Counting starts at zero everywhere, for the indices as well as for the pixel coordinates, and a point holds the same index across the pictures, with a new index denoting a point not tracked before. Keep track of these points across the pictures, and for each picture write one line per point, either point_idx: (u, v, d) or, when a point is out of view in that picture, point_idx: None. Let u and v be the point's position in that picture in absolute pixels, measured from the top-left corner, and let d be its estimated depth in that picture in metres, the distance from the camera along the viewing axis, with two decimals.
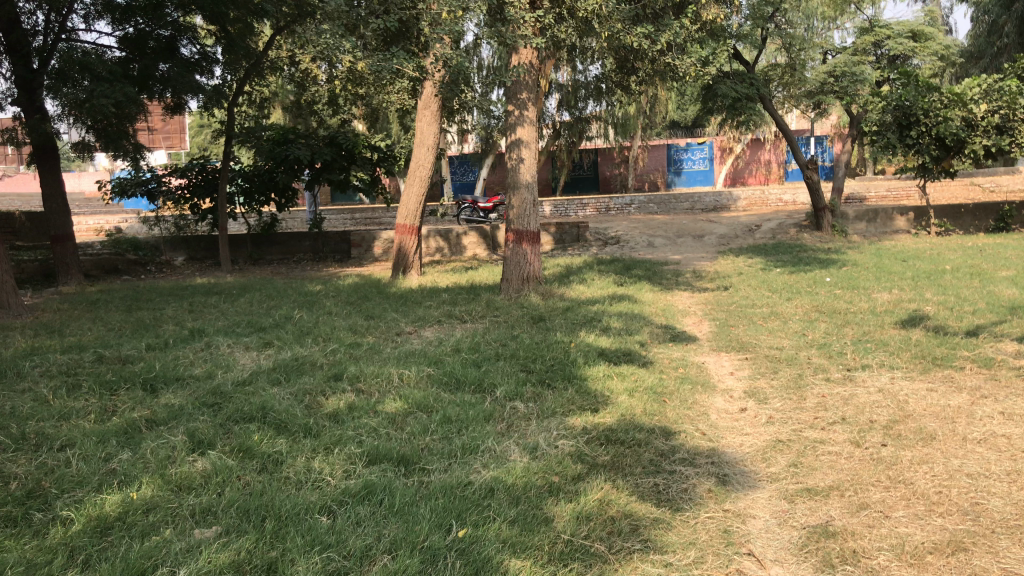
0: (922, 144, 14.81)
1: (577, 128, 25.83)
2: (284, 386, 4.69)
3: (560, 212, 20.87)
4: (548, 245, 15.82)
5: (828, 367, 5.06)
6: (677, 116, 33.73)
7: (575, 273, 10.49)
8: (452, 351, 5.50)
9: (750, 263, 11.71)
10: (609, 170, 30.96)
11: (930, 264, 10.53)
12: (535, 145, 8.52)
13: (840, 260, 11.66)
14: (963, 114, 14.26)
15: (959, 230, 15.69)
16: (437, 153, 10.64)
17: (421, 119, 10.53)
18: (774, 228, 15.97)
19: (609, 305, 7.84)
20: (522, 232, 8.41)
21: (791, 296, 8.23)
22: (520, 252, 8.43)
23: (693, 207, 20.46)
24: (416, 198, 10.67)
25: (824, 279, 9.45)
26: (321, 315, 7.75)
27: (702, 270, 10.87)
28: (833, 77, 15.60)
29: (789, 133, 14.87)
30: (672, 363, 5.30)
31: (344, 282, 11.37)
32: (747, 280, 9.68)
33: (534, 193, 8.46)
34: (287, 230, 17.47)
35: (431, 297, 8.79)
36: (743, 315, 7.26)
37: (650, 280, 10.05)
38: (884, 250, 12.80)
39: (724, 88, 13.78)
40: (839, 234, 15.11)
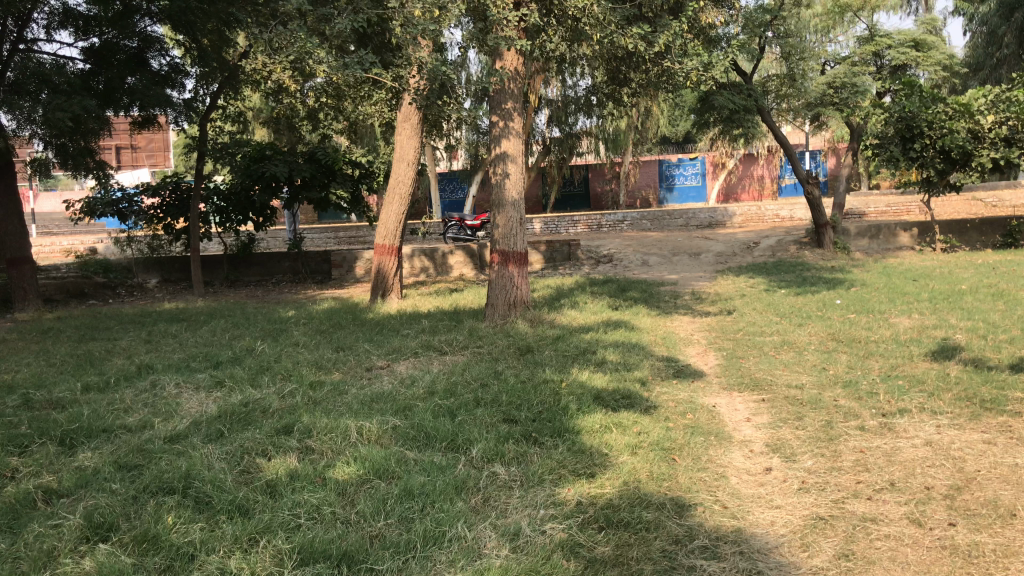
0: (926, 157, 14.16)
1: (568, 143, 25.22)
2: (225, 443, 3.97)
3: (551, 229, 20.18)
4: (538, 264, 15.12)
5: (859, 412, 4.37)
6: (668, 131, 33.19)
7: (566, 296, 9.80)
8: (426, 394, 4.80)
9: (751, 283, 11.05)
10: (601, 186, 30.34)
11: (944, 284, 9.88)
12: (522, 159, 7.83)
13: (846, 280, 11.01)
14: (969, 125, 13.63)
15: (965, 246, 15.07)
16: (418, 168, 9.95)
17: (400, 132, 9.84)
18: (773, 245, 15.32)
19: (605, 333, 7.15)
20: (508, 253, 7.71)
21: (802, 321, 7.55)
22: (506, 275, 7.71)
23: (687, 223, 19.81)
24: (395, 216, 9.96)
25: (834, 302, 8.79)
26: (287, 347, 7.03)
27: (701, 292, 10.18)
28: (833, 89, 15.09)
29: (789, 147, 14.24)
30: (679, 407, 4.60)
31: (319, 306, 10.63)
32: (751, 303, 9.01)
33: (521, 211, 7.76)
34: (266, 250, 16.73)
35: (410, 325, 8.08)
36: (752, 344, 6.57)
37: (646, 303, 9.36)
38: (892, 268, 12.17)
39: (721, 99, 13.14)
40: (841, 251, 14.46)
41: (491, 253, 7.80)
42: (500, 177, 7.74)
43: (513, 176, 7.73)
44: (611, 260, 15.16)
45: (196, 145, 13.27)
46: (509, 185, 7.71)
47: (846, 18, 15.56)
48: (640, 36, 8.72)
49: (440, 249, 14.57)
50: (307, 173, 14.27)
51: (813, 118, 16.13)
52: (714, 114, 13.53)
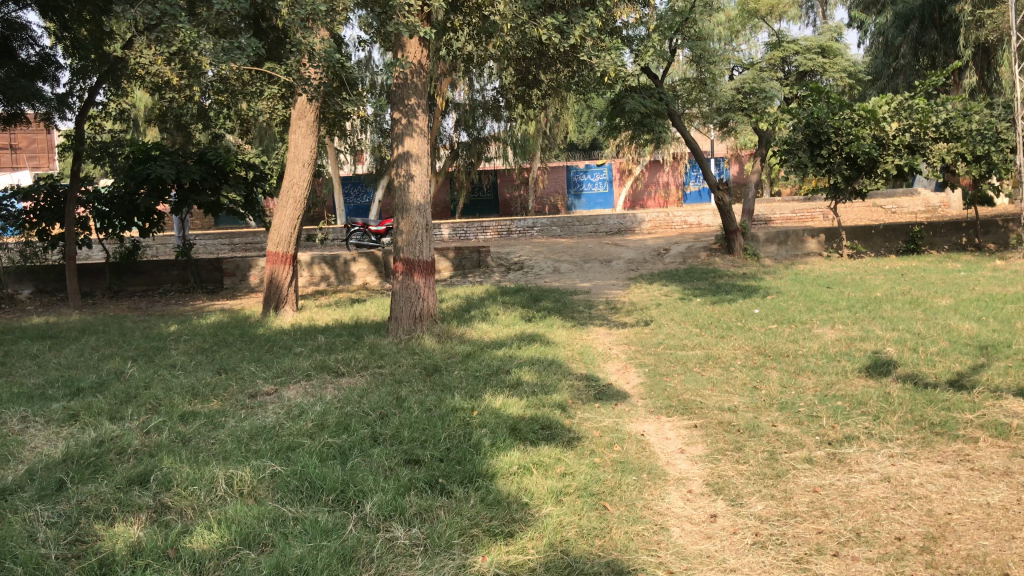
0: (833, 164, 14.14)
1: (476, 148, 24.68)
2: (59, 501, 3.22)
3: (459, 235, 19.58)
4: (446, 271, 14.51)
5: (803, 440, 3.94)
6: (576, 137, 33.04)
7: (476, 306, 9.23)
8: (315, 429, 4.13)
9: (666, 291, 10.73)
10: (509, 192, 29.92)
11: (858, 291, 9.73)
12: (427, 158, 7.22)
13: (760, 286, 10.81)
14: (874, 132, 13.77)
15: (870, 252, 15.21)
16: (315, 170, 9.23)
17: (295, 131, 9.10)
18: (684, 252, 15.14)
19: (519, 348, 6.60)
20: (413, 262, 7.08)
21: (723, 332, 7.18)
22: (411, 286, 7.07)
23: (597, 230, 19.53)
24: (289, 222, 9.19)
25: (753, 311, 8.48)
26: (162, 370, 6.22)
27: (616, 301, 9.77)
28: (741, 93, 15.21)
29: (700, 153, 14.03)
30: (604, 437, 4.08)
31: (206, 320, 9.73)
32: (668, 313, 8.62)
33: (427, 216, 7.15)
34: (153, 259, 15.53)
35: (305, 341, 7.36)
36: (675, 360, 6.13)
37: (560, 314, 8.87)
38: (803, 275, 12.09)
39: (632, 103, 12.80)
40: (751, 258, 14.37)
41: (393, 261, 7.15)
42: (403, 179, 7.10)
43: (418, 177, 7.11)
44: (522, 267, 14.67)
45: (71, 144, 12.08)
46: (413, 186, 7.08)
47: (746, 30, 15.95)
48: (554, 26, 8.20)
49: (342, 255, 13.80)
50: (197, 175, 13.27)
51: (721, 125, 16.05)
52: (626, 118, 13.18)
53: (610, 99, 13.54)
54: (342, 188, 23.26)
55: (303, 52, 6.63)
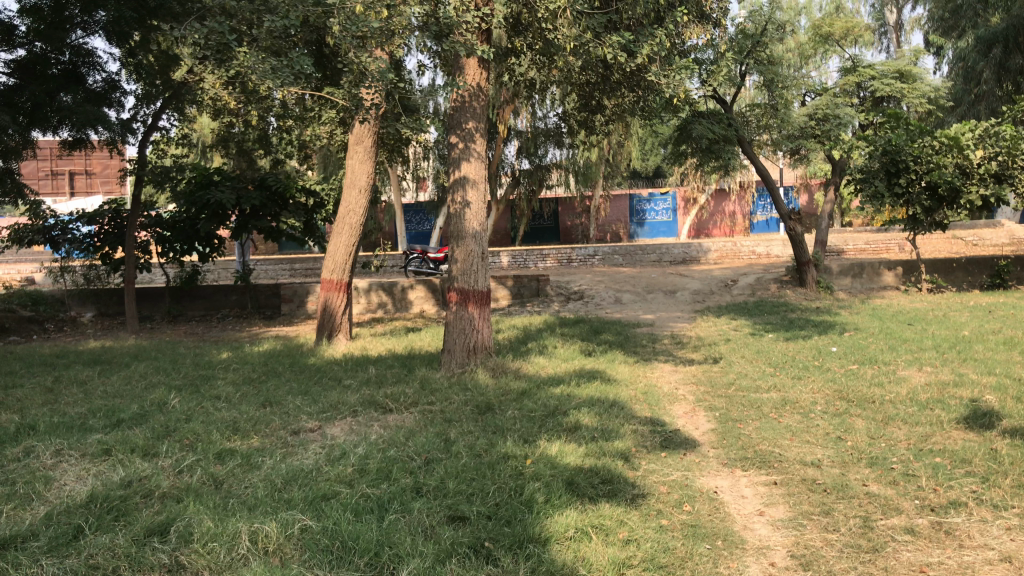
0: (912, 193, 13.54)
1: (537, 175, 24.40)
2: (68, 553, 2.92)
3: (519, 263, 19.27)
4: (505, 300, 14.19)
5: (900, 504, 3.45)
6: (639, 165, 32.57)
7: (535, 338, 8.87)
8: (354, 475, 3.80)
9: (734, 325, 10.22)
10: (571, 220, 29.58)
11: (945, 330, 9.07)
12: (485, 183, 6.91)
13: (835, 322, 10.20)
14: (957, 161, 13.09)
15: (952, 287, 14.41)
16: (371, 196, 9.01)
17: (353, 156, 8.90)
18: (752, 283, 14.55)
19: (578, 386, 6.20)
20: (468, 292, 6.75)
21: (800, 372, 6.68)
22: (466, 316, 6.76)
23: (661, 258, 19.01)
24: (345, 248, 8.98)
25: (830, 349, 7.93)
26: (206, 401, 5.99)
27: (681, 335, 9.29)
28: (815, 120, 14.34)
29: (772, 182, 13.46)
30: (672, 494, 3.65)
31: (260, 347, 9.55)
32: (738, 349, 8.12)
33: (484, 244, 6.83)
34: (213, 283, 15.58)
35: (356, 372, 7.09)
36: (747, 403, 5.66)
37: (622, 348, 8.45)
38: (881, 310, 11.44)
39: (700, 129, 12.35)
40: (824, 291, 13.71)
41: (447, 290, 6.84)
42: (459, 206, 6.79)
43: (476, 204, 6.80)
44: (582, 297, 14.28)
45: (132, 168, 12.31)
46: (470, 212, 6.78)
47: (817, 56, 15.46)
48: (620, 45, 7.86)
49: (400, 283, 13.62)
50: (257, 201, 13.33)
51: (792, 152, 15.42)
52: (692, 144, 12.73)
53: (676, 125, 13.11)
54: (403, 215, 23.22)
55: (356, 71, 6.40)
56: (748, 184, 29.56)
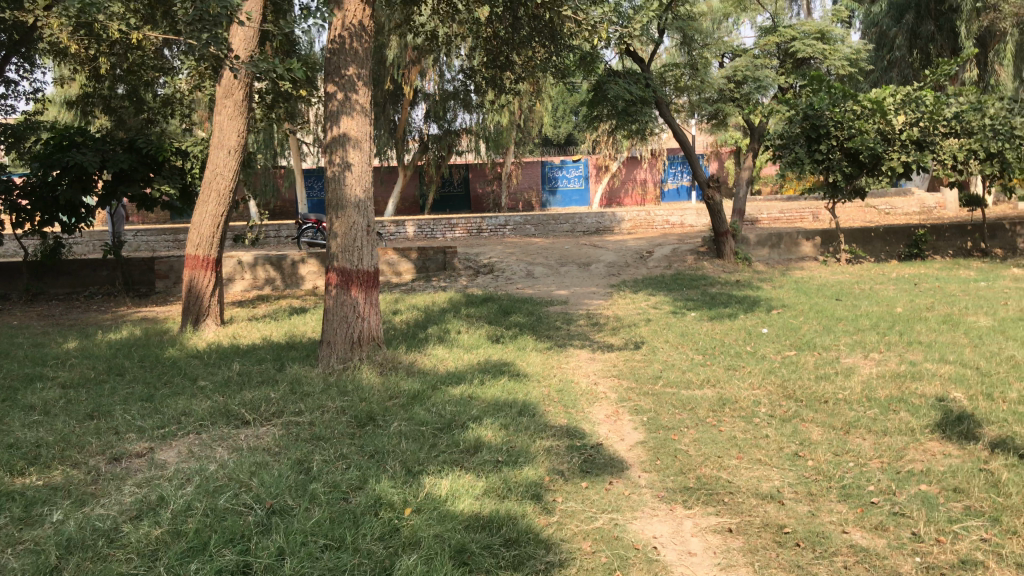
0: (832, 161, 13.00)
1: (446, 141, 23.43)
2: None
3: (425, 233, 18.09)
4: (408, 274, 13.13)
5: (897, 565, 2.62)
6: (551, 132, 31.77)
7: (435, 321, 7.85)
8: (161, 542, 2.74)
9: (654, 301, 9.45)
10: (482, 187, 28.45)
11: (877, 306, 8.45)
12: (370, 142, 5.80)
13: (759, 297, 9.54)
14: (879, 126, 12.55)
15: (870, 257, 14.04)
16: (243, 158, 7.78)
17: (221, 112, 7.64)
18: (668, 254, 13.84)
19: (481, 385, 5.21)
20: (351, 273, 5.67)
21: (734, 361, 5.87)
22: (347, 302, 5.68)
23: (574, 228, 18.13)
24: (212, 218, 7.73)
25: (760, 331, 7.18)
26: (15, 415, 4.78)
27: (597, 315, 8.44)
28: (733, 82, 13.90)
29: (690, 150, 12.69)
30: (598, 555, 2.73)
31: (116, 334, 8.24)
32: (661, 332, 7.29)
33: (370, 215, 5.75)
34: (79, 257, 13.95)
35: (217, 370, 5.95)
36: (679, 403, 4.79)
37: (534, 331, 7.52)
38: (805, 283, 10.89)
39: (615, 89, 11.38)
40: (743, 263, 13.12)
41: (326, 270, 5.73)
42: (338, 169, 5.66)
43: (360, 168, 5.70)
44: (491, 270, 13.28)
45: None
46: (351, 177, 5.67)
47: (730, 20, 14.85)
48: None
49: (290, 256, 12.37)
50: (125, 163, 11.76)
51: (710, 116, 14.71)
52: (608, 106, 11.79)
53: (591, 86, 12.15)
54: (303, 182, 21.76)
55: None
56: (660, 151, 29.01)
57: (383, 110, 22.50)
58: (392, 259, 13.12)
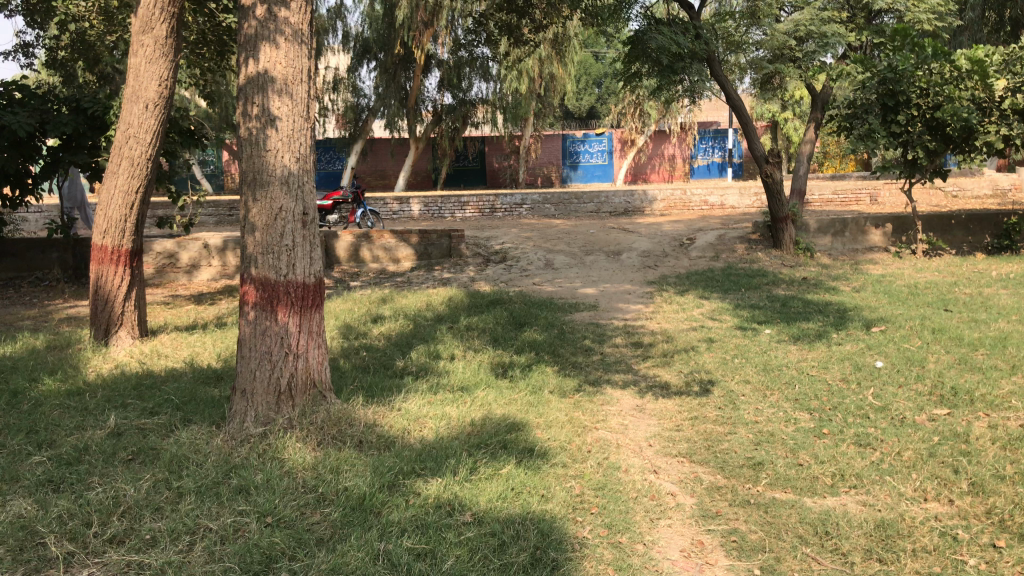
0: (912, 133, 10.94)
1: (461, 111, 21.39)
2: None
3: (432, 212, 16.10)
4: (407, 261, 11.18)
5: None
6: (573, 104, 29.59)
7: (424, 340, 5.86)
8: None
9: (708, 308, 7.43)
10: (499, 162, 26.30)
11: (1009, 324, 6.35)
12: (309, 84, 3.80)
13: (842, 304, 7.49)
14: (974, 92, 10.42)
15: (949, 248, 11.93)
16: (167, 115, 5.77)
17: (136, 52, 5.62)
18: (714, 241, 11.78)
19: (471, 479, 3.21)
20: (277, 287, 3.68)
21: (860, 430, 3.86)
22: (272, 331, 3.71)
23: (599, 209, 15.97)
24: (122, 195, 5.77)
25: (873, 367, 5.16)
26: None
27: (637, 329, 6.44)
28: (795, 39, 11.44)
29: (747, 119, 10.53)
30: None
31: (10, 342, 6.28)
32: (731, 362, 5.28)
33: (307, 197, 3.76)
34: (29, 236, 12.01)
35: (85, 426, 3.97)
36: (813, 533, 2.78)
37: (556, 355, 5.52)
38: (893, 284, 8.82)
39: (660, 39, 9.25)
40: (804, 254, 11.04)
41: (240, 281, 3.75)
42: (255, 125, 3.65)
43: (291, 123, 3.69)
44: (504, 259, 11.26)
45: None
46: (277, 136, 3.66)
47: None
48: None
49: None
50: (67, 126, 9.65)
51: (764, 80, 12.46)
52: (649, 61, 9.61)
53: (629, 37, 9.98)
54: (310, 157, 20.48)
55: None
56: (690, 125, 26.79)
57: (392, 75, 20.41)
58: (388, 243, 11.18)
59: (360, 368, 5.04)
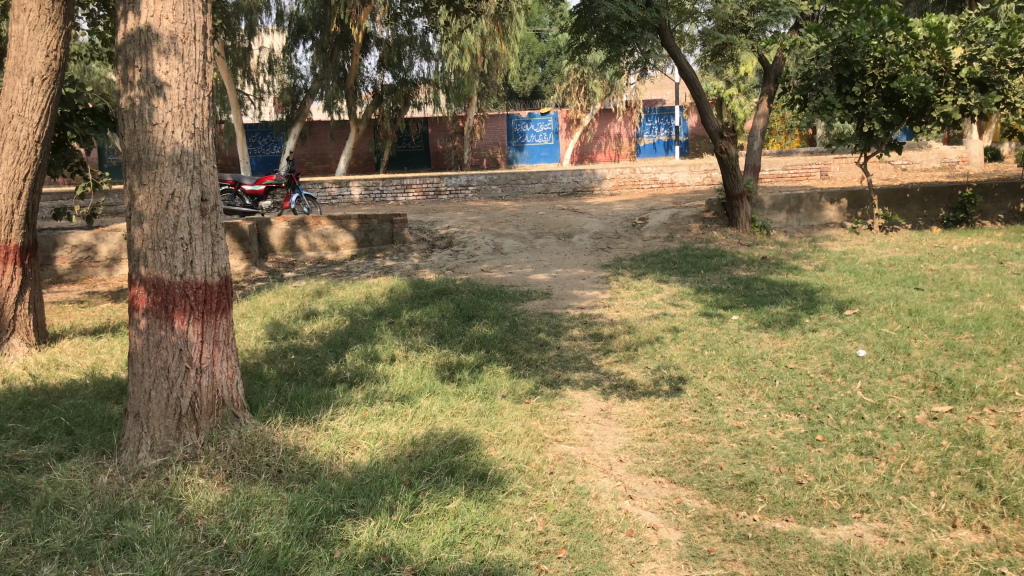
0: (867, 105, 10.62)
1: (403, 91, 20.62)
2: None
3: (374, 196, 15.40)
4: (346, 249, 10.50)
5: None
6: (517, 83, 28.94)
7: (361, 339, 5.24)
8: None
9: (669, 292, 6.94)
10: (443, 143, 25.57)
11: (987, 304, 5.96)
12: (204, 44, 3.15)
13: (809, 285, 7.05)
14: (930, 61, 10.09)
15: (905, 222, 11.66)
16: (56, 90, 5.03)
17: (17, 17, 4.85)
18: (668, 220, 11.34)
19: (413, 521, 2.65)
20: (172, 289, 3.06)
21: (857, 434, 3.40)
22: (168, 342, 3.08)
23: (547, 189, 15.46)
24: (7, 183, 5.04)
25: (855, 355, 4.72)
26: None
27: (596, 319, 5.92)
28: (747, 8, 10.99)
29: (700, 92, 10.07)
30: None
31: None
32: (702, 356, 4.78)
33: (206, 182, 3.12)
34: None
35: None
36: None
37: (509, 352, 4.96)
38: (857, 262, 8.45)
39: (609, 7, 8.71)
40: (760, 232, 10.66)
41: (128, 283, 3.10)
42: (137, 94, 2.99)
43: (183, 90, 3.04)
44: (451, 244, 10.66)
45: None
46: (166, 106, 3.01)
47: None
48: None
49: None
50: None
51: (715, 52, 12.03)
52: (601, 28, 9.14)
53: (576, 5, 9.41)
54: (245, 143, 19.37)
55: None
56: (636, 102, 26.36)
57: (329, 54, 19.54)
58: (326, 230, 10.47)
59: (287, 377, 4.41)
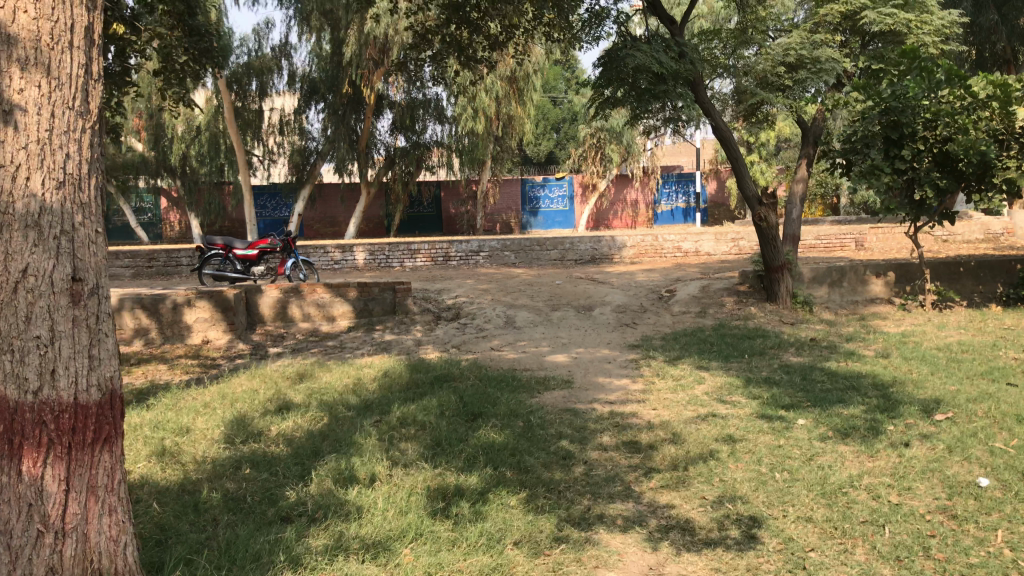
0: (918, 170, 9.51)
1: (415, 155, 19.86)
2: None
3: (379, 262, 14.48)
4: (344, 320, 9.47)
5: None
6: (532, 148, 28.36)
7: (337, 446, 4.18)
8: None
9: (712, 383, 5.87)
10: (455, 207, 24.81)
11: None
12: (83, 54, 2.25)
13: (877, 378, 5.96)
14: (990, 122, 9.09)
15: (959, 299, 10.55)
16: None
17: None
18: (699, 292, 10.29)
19: None
20: (19, 414, 2.05)
21: None
22: (9, 492, 2.05)
23: (564, 256, 14.48)
24: None
25: (974, 485, 3.62)
26: None
27: (630, 421, 4.83)
28: (786, 66, 9.99)
29: (736, 154, 9.14)
30: None
31: None
32: (775, 481, 3.68)
33: (80, 247, 2.18)
34: None
35: None
36: None
37: (523, 468, 3.88)
38: (923, 347, 7.36)
39: (639, 57, 7.85)
40: (802, 308, 9.59)
41: None
42: None
43: (47, 118, 2.15)
44: (458, 316, 9.63)
45: None
46: (20, 140, 2.11)
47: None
48: None
49: (172, 296, 8.66)
50: None
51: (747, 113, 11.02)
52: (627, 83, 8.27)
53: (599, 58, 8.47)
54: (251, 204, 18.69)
55: None
56: (653, 168, 25.61)
57: (340, 116, 18.86)
58: (321, 298, 9.45)
59: (230, 512, 3.32)
